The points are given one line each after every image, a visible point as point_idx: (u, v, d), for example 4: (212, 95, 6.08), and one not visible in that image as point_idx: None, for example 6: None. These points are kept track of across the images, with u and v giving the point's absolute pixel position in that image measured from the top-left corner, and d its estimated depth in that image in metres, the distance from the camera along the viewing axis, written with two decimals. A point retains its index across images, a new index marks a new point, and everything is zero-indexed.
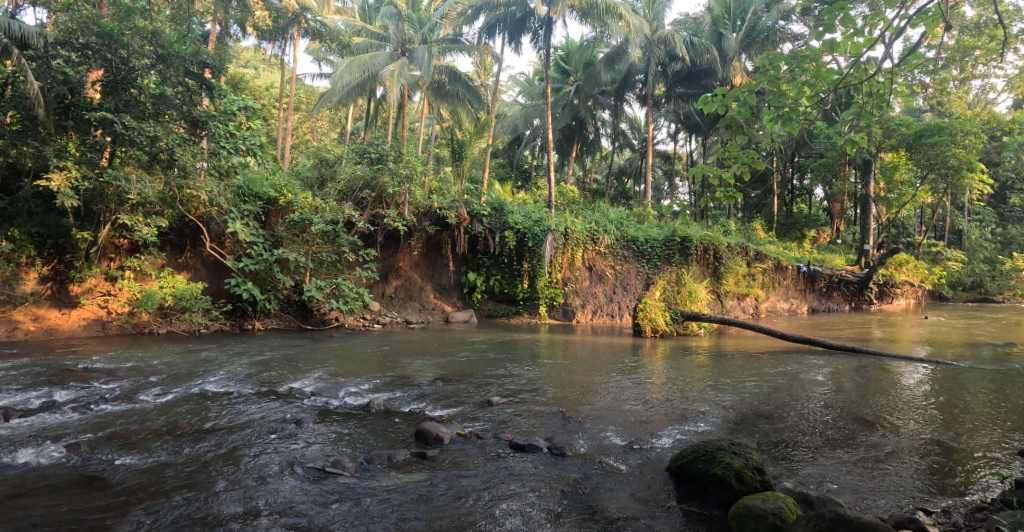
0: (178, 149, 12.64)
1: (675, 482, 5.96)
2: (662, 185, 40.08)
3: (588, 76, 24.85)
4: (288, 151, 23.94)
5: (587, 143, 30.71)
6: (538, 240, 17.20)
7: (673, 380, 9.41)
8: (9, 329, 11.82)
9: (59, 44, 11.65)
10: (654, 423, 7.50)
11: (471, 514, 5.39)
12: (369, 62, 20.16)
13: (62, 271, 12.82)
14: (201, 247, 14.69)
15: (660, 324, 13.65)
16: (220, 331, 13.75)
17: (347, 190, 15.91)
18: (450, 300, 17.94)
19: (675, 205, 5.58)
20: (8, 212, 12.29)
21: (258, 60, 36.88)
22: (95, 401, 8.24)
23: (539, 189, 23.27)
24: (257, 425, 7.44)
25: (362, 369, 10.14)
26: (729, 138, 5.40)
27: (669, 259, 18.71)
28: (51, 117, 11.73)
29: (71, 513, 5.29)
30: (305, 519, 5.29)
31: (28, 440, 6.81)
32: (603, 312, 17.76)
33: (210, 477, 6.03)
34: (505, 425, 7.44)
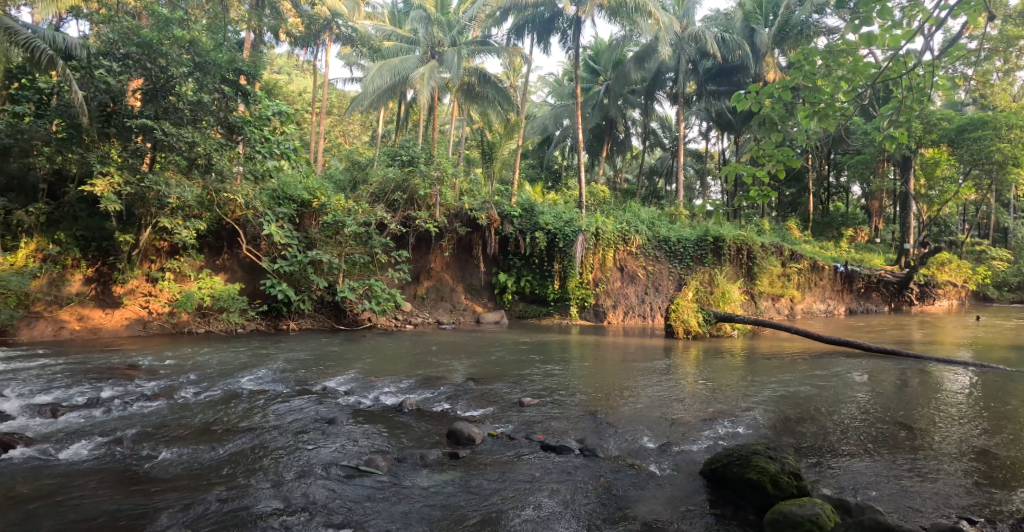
0: (216, 154, 13.02)
1: (709, 486, 5.86)
2: (695, 184, 39.50)
3: (619, 76, 24.79)
4: (321, 155, 24.39)
5: (617, 142, 30.46)
6: (568, 241, 17.13)
7: (708, 382, 9.27)
8: (56, 328, 12.20)
9: (102, 55, 12.18)
10: (689, 425, 7.40)
11: (502, 514, 5.38)
12: (399, 65, 20.41)
13: (105, 273, 13.30)
14: (237, 248, 15.00)
15: (693, 325, 13.46)
16: (256, 331, 14.00)
17: (379, 192, 16.11)
18: (481, 300, 17.98)
19: (707, 205, 5.48)
20: (54, 216, 12.90)
21: (291, 67, 37.69)
22: (138, 397, 8.52)
23: (568, 189, 23.17)
24: (293, 423, 7.57)
25: (395, 369, 10.24)
26: (763, 136, 5.28)
27: (701, 259, 18.41)
28: (94, 124, 12.21)
29: (114, 507, 5.44)
30: (340, 516, 5.36)
31: (73, 436, 7.04)
32: (635, 313, 17.63)
33: (247, 474, 6.14)
34: (537, 427, 7.42)
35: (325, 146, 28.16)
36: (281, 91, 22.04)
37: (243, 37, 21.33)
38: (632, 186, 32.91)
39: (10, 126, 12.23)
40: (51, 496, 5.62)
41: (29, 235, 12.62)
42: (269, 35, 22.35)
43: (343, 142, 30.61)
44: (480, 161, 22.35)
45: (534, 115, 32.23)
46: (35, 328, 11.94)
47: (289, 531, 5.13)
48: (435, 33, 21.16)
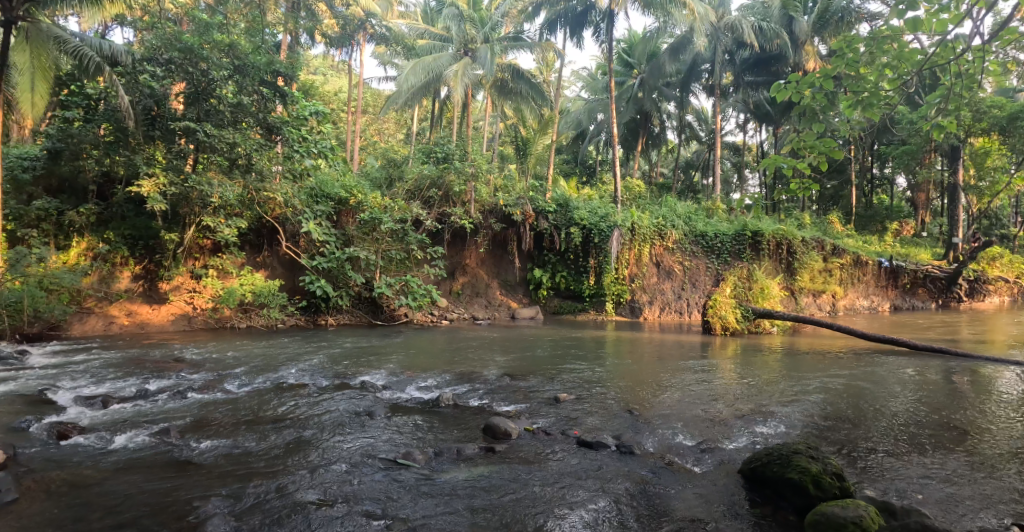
0: (255, 154, 13.32)
1: (749, 485, 5.74)
2: (732, 178, 38.48)
3: (653, 68, 24.43)
4: (357, 154, 24.76)
5: (652, 136, 30.00)
6: (604, 236, 17.01)
7: (749, 379, 9.08)
8: (106, 323, 12.70)
9: (146, 61, 12.57)
10: (728, 423, 7.27)
11: (537, 509, 5.38)
12: (432, 63, 20.50)
13: (152, 270, 13.75)
14: (277, 246, 15.27)
15: (731, 322, 13.19)
16: (295, 326, 14.32)
17: (415, 189, 16.26)
18: (516, 297, 17.96)
19: (746, 199, 5.33)
20: (103, 217, 13.49)
21: (327, 67, 38.31)
22: (184, 390, 8.82)
23: (603, 184, 22.93)
24: (332, 416, 7.73)
25: (432, 363, 10.36)
26: (803, 128, 5.14)
27: (739, 255, 17.99)
28: (140, 127, 12.63)
29: (163, 493, 5.63)
30: (379, 508, 5.44)
31: (123, 426, 7.32)
32: (671, 309, 17.48)
33: (288, 466, 6.27)
34: (572, 422, 7.41)
35: (360, 145, 28.55)
36: (317, 91, 22.45)
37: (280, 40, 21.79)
38: (668, 181, 32.40)
39: (62, 131, 12.77)
40: (104, 482, 5.84)
41: (81, 235, 13.16)
42: (305, 36, 22.82)
43: (378, 140, 31.02)
44: (514, 157, 22.33)
45: (567, 111, 32.04)
46: (87, 323, 12.47)
47: (329, 520, 5.23)
48: (468, 30, 21.27)
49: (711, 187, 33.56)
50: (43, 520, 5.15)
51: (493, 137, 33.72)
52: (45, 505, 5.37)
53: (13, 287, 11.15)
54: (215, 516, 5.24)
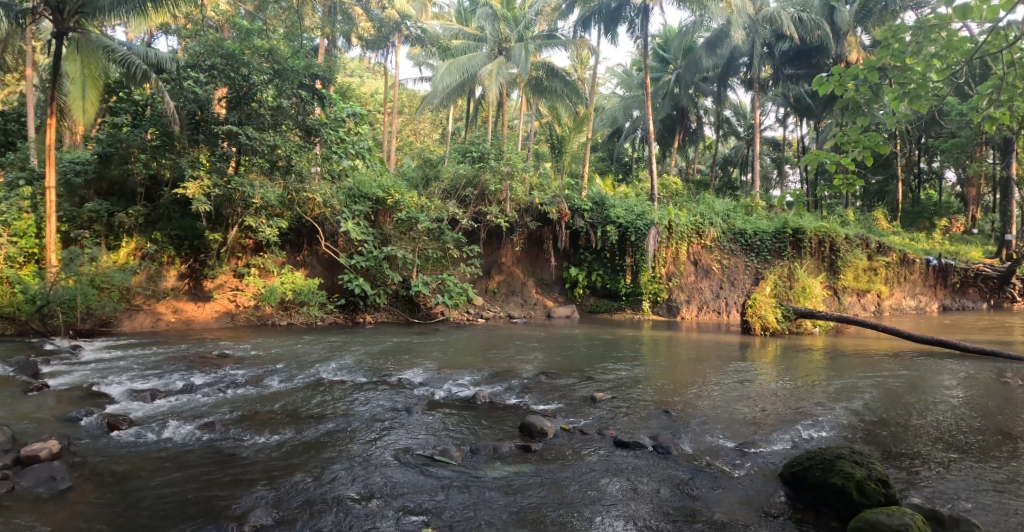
0: (295, 156, 13.63)
1: (790, 490, 5.61)
2: (772, 173, 37.43)
3: (689, 63, 24.07)
4: (393, 155, 24.96)
5: (689, 132, 29.51)
6: (640, 234, 16.83)
7: (791, 381, 8.88)
8: (154, 320, 13.14)
9: (190, 68, 13.03)
10: (768, 425, 7.13)
11: (572, 509, 5.36)
12: (467, 63, 20.53)
13: (197, 269, 14.20)
14: (316, 245, 15.57)
15: (771, 321, 12.91)
16: (334, 324, 14.61)
17: (451, 188, 16.40)
18: (552, 295, 17.92)
19: (787, 196, 5.17)
20: (151, 218, 14.00)
21: (362, 69, 38.84)
22: (227, 385, 9.10)
23: (638, 182, 22.68)
24: (370, 413, 7.86)
25: (468, 362, 10.41)
26: (846, 122, 4.96)
27: (780, 253, 17.57)
28: (185, 132, 13.05)
29: (207, 484, 5.82)
30: (416, 503, 5.50)
31: (169, 418, 7.58)
32: (709, 309, 17.19)
33: (327, 460, 6.41)
34: (609, 422, 7.37)
35: (397, 145, 28.86)
36: (354, 92, 22.84)
37: (317, 44, 22.24)
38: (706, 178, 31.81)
39: (111, 136, 13.28)
40: (152, 472, 6.08)
41: (130, 235, 13.73)
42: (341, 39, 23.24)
43: (414, 140, 31.41)
44: (549, 156, 22.25)
45: (602, 108, 31.72)
46: (136, 320, 12.93)
47: (366, 514, 5.31)
48: (501, 29, 21.22)
49: (750, 183, 32.86)
50: (96, 507, 5.38)
51: (528, 135, 33.70)
52: (98, 494, 5.60)
53: (67, 284, 11.66)
54: (257, 507, 5.39)
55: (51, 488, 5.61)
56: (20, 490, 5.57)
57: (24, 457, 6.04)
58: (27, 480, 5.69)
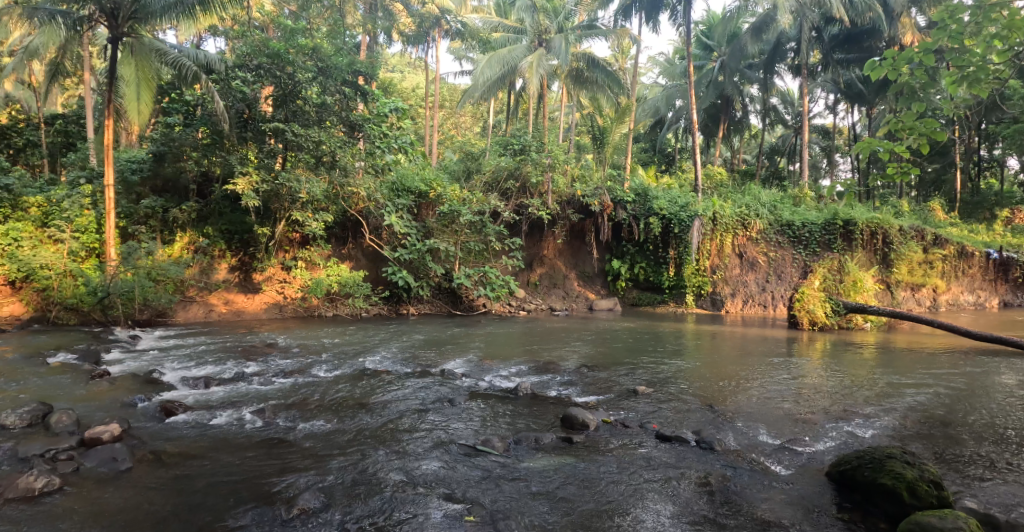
0: (339, 151, 13.89)
1: (837, 488, 5.48)
2: (821, 162, 36.21)
3: (734, 50, 23.46)
4: (435, 149, 25.11)
5: (734, 122, 28.78)
6: (684, 226, 16.55)
7: (840, 377, 8.65)
8: (206, 310, 13.63)
9: (238, 67, 13.38)
10: (815, 422, 6.97)
11: (612, 502, 5.36)
12: (507, 55, 20.46)
13: (247, 262, 14.65)
14: (361, 239, 15.87)
15: (819, 316, 12.57)
16: (378, 315, 14.88)
17: (492, 181, 16.48)
18: (595, 288, 17.86)
19: (837, 186, 4.99)
20: (203, 213, 14.52)
21: (403, 65, 39.23)
22: (276, 374, 9.41)
23: (682, 173, 22.29)
24: (414, 402, 8.02)
25: (511, 353, 10.48)
26: (901, 107, 4.79)
27: (829, 245, 16.98)
28: (234, 130, 13.45)
29: (258, 468, 6.05)
30: (457, 491, 5.60)
31: (221, 405, 7.89)
32: (754, 302, 16.79)
33: (371, 447, 6.58)
34: (651, 416, 7.32)
35: (438, 139, 29.07)
36: (395, 88, 23.11)
37: (360, 40, 22.53)
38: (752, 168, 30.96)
39: (165, 135, 13.80)
40: (206, 455, 6.36)
41: (184, 230, 14.23)
42: (382, 35, 23.56)
43: (455, 133, 31.62)
44: (591, 147, 22.05)
45: (644, 98, 31.21)
46: (189, 311, 13.43)
47: (409, 501, 5.43)
48: (541, 20, 20.84)
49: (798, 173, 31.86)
50: (154, 487, 5.66)
51: (569, 127, 33.46)
52: (157, 474, 5.90)
53: (126, 277, 12.36)
54: (305, 490, 5.59)
55: (113, 468, 5.93)
56: (86, 469, 5.91)
57: (88, 439, 6.41)
58: (91, 460, 6.04)
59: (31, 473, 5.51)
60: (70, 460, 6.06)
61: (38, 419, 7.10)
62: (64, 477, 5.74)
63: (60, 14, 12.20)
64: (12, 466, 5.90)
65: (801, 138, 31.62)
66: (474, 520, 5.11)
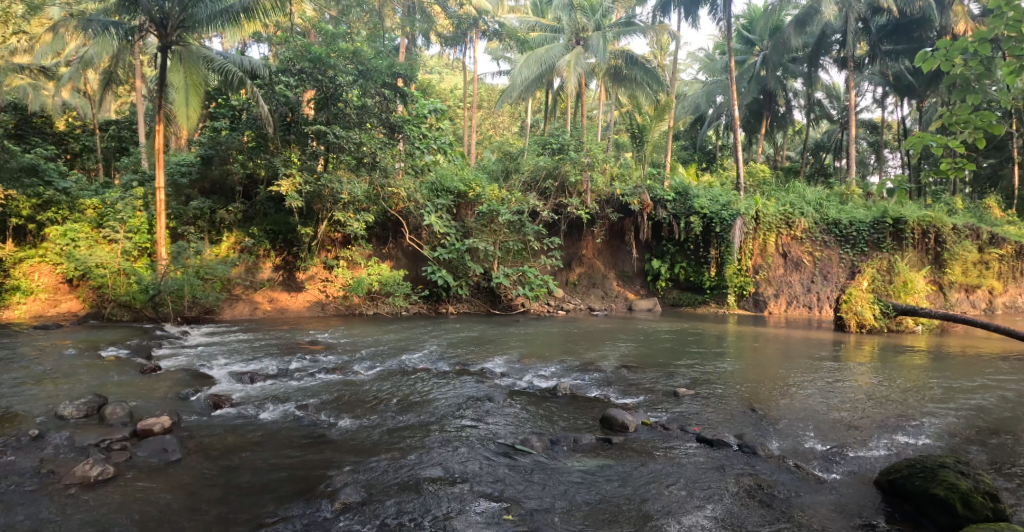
0: (379, 152, 14.11)
1: (885, 497, 5.34)
2: (869, 158, 35.00)
3: (776, 44, 22.90)
4: (473, 149, 25.22)
5: (777, 117, 28.01)
6: (726, 225, 16.26)
7: (890, 382, 8.41)
8: (252, 308, 14.05)
9: (282, 72, 13.71)
10: (862, 428, 6.81)
11: (652, 505, 5.35)
12: (545, 54, 20.39)
13: (291, 261, 14.99)
14: (401, 238, 16.11)
15: (868, 318, 12.25)
16: (418, 314, 15.09)
17: (531, 180, 16.54)
18: (634, 288, 17.73)
19: (886, 183, 4.81)
20: (249, 214, 14.94)
21: (441, 65, 39.46)
22: (319, 370, 9.67)
23: (724, 170, 21.90)
24: (454, 400, 8.13)
25: (550, 353, 10.51)
26: (957, 101, 4.54)
27: (878, 244, 16.47)
28: (278, 133, 13.81)
29: (303, 463, 6.22)
30: (497, 490, 5.66)
31: (267, 400, 8.15)
32: (799, 303, 16.46)
33: (412, 445, 6.70)
34: (692, 418, 7.27)
35: (477, 140, 29.20)
36: (434, 90, 23.33)
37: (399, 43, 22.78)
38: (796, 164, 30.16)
39: (212, 139, 14.24)
40: (252, 448, 6.57)
41: (230, 230, 14.70)
42: (421, 37, 23.85)
43: (493, 133, 31.77)
44: (630, 145, 21.85)
45: (683, 95, 30.75)
46: (236, 308, 13.86)
47: (449, 499, 5.51)
48: (578, 18, 20.52)
49: (844, 169, 30.90)
50: (204, 478, 5.87)
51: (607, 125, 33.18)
52: (207, 466, 6.14)
53: (176, 275, 12.87)
54: (347, 485, 5.72)
55: (164, 459, 6.18)
56: (139, 459, 6.18)
57: (140, 430, 6.69)
58: (144, 451, 6.31)
59: (87, 462, 5.79)
60: (123, 450, 6.34)
61: (94, 410, 7.44)
62: (119, 466, 6.01)
63: (112, 26, 12.66)
64: (70, 454, 6.21)
65: (846, 133, 30.66)
66: (513, 520, 5.15)
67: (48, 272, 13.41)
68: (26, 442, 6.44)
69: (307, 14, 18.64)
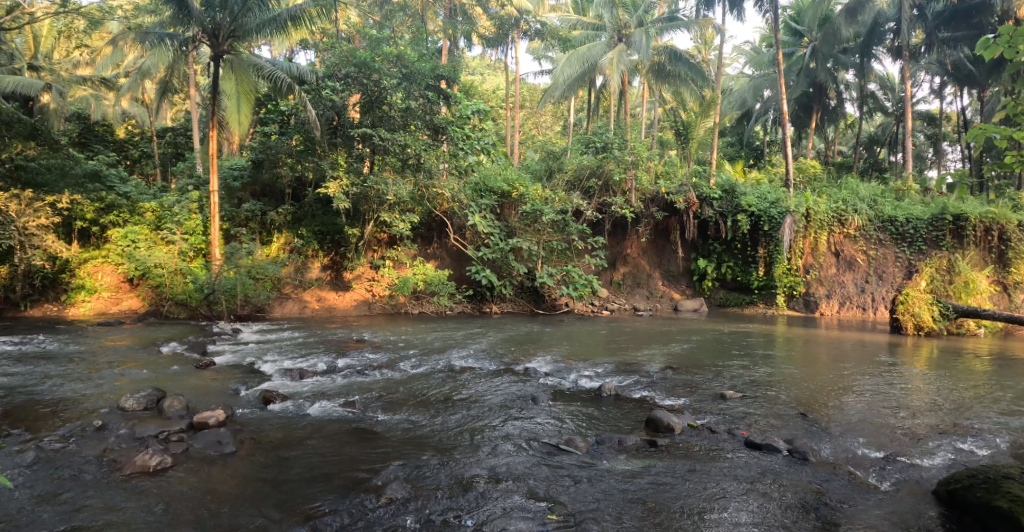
0: (424, 153, 14.35)
1: (945, 510, 5.17)
2: (927, 151, 33.44)
3: (826, 34, 22.27)
4: (517, 149, 25.28)
5: (828, 110, 26.88)
6: (775, 224, 15.88)
7: (949, 387, 8.12)
8: (301, 307, 14.42)
9: (329, 77, 14.08)
10: (920, 436, 6.60)
11: (697, 509, 5.31)
12: (587, 52, 20.22)
13: (338, 261, 15.38)
14: (445, 238, 16.34)
15: (926, 320, 11.83)
16: (463, 313, 15.25)
17: (575, 180, 16.57)
18: (679, 288, 17.53)
19: (947, 178, 4.52)
20: (298, 216, 15.35)
21: (484, 66, 39.69)
22: (367, 367, 9.92)
23: (772, 167, 21.38)
24: (500, 399, 8.25)
25: (596, 353, 10.54)
26: (1022, 88, 4.22)
27: (938, 242, 15.78)
28: (325, 136, 14.21)
29: (352, 458, 6.41)
30: (541, 490, 5.71)
31: (316, 396, 8.41)
32: (852, 304, 15.99)
33: (457, 442, 6.83)
34: (740, 421, 7.19)
35: (520, 140, 29.21)
36: (477, 92, 23.46)
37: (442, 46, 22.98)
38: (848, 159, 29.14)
39: (262, 144, 14.68)
40: (303, 442, 6.80)
41: (280, 231, 15.22)
42: (464, 39, 24.11)
43: (535, 133, 31.76)
44: (674, 143, 21.56)
45: (728, 90, 30.10)
46: (286, 306, 14.28)
47: (494, 498, 5.58)
48: (620, 15, 19.89)
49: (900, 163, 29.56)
50: (258, 469, 6.12)
51: (651, 123, 32.73)
52: (261, 458, 6.39)
53: (229, 275, 13.34)
54: (394, 479, 5.87)
55: (218, 450, 6.48)
56: (195, 451, 6.48)
57: (196, 423, 7.01)
58: (200, 443, 6.63)
59: (147, 452, 6.10)
60: (180, 441, 6.66)
61: (153, 403, 7.81)
62: (176, 456, 6.31)
63: (168, 37, 13.20)
64: (131, 444, 6.55)
65: (902, 126, 29.41)
66: (557, 520, 5.19)
67: (111, 272, 14.22)
68: (91, 432, 6.83)
69: (353, 21, 18.98)
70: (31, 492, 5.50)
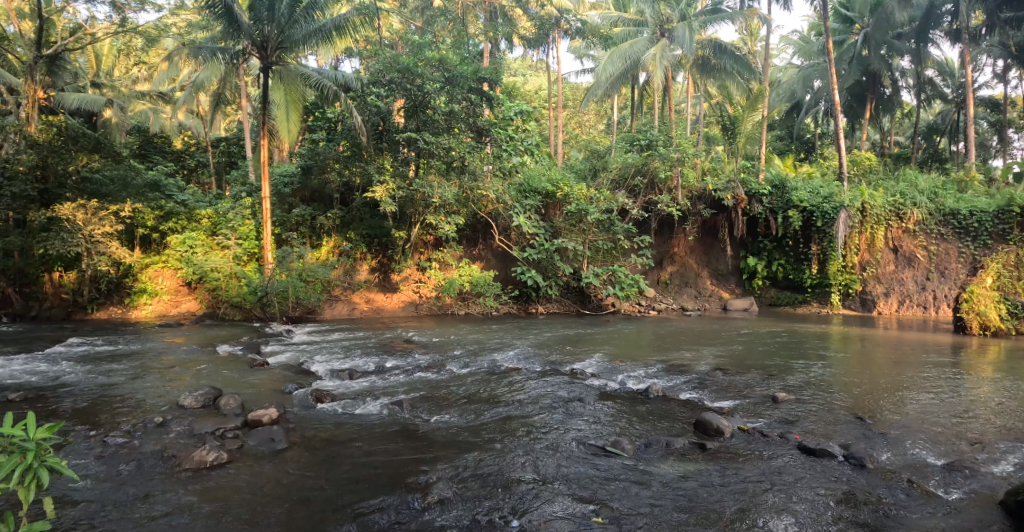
0: (468, 156, 14.55)
1: (1012, 521, 4.98)
2: (992, 139, 31.66)
3: (878, 19, 21.45)
4: (560, 149, 25.22)
5: (882, 100, 25.77)
6: (828, 219, 15.43)
7: (1020, 391, 7.75)
8: (350, 308, 14.80)
9: (374, 84, 14.35)
10: (985, 443, 6.36)
11: (746, 515, 5.27)
12: (630, 49, 19.96)
13: (386, 263, 15.75)
14: (490, 239, 16.52)
15: (993, 320, 11.35)
16: (509, 314, 15.36)
17: (620, 178, 16.52)
18: (728, 286, 17.24)
19: None
20: (347, 219, 15.78)
21: (525, 68, 39.72)
22: (416, 368, 10.15)
23: (826, 160, 20.80)
24: (546, 399, 8.34)
25: (646, 354, 10.51)
26: None
27: (1005, 235, 14.95)
28: (371, 141, 14.55)
29: (403, 458, 6.58)
30: (589, 492, 5.77)
31: (368, 397, 8.64)
32: (912, 303, 15.42)
33: (504, 443, 6.94)
34: (792, 425, 7.07)
35: (563, 141, 29.07)
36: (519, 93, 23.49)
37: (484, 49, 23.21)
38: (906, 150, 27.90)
39: (311, 151, 15.17)
40: (355, 441, 7.02)
41: (330, 235, 15.66)
42: (505, 42, 24.17)
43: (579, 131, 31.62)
44: (721, 138, 21.15)
45: (776, 81, 29.30)
46: (336, 308, 14.66)
47: (542, 499, 5.65)
48: (662, 10, 20.12)
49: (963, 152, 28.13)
50: (313, 467, 6.35)
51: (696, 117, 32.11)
52: (315, 456, 6.62)
53: (281, 278, 13.79)
54: (441, 480, 6.00)
55: (271, 447, 6.76)
56: (249, 448, 6.78)
57: (250, 421, 7.32)
58: (254, 440, 6.92)
59: (204, 448, 6.41)
60: (236, 438, 6.96)
61: (210, 401, 8.18)
62: (231, 452, 6.61)
63: (219, 50, 13.46)
64: (191, 440, 6.90)
65: (965, 113, 27.97)
66: (603, 523, 5.22)
67: (171, 276, 14.89)
68: (152, 428, 7.23)
69: (395, 29, 19.26)
70: (98, 485, 5.85)
